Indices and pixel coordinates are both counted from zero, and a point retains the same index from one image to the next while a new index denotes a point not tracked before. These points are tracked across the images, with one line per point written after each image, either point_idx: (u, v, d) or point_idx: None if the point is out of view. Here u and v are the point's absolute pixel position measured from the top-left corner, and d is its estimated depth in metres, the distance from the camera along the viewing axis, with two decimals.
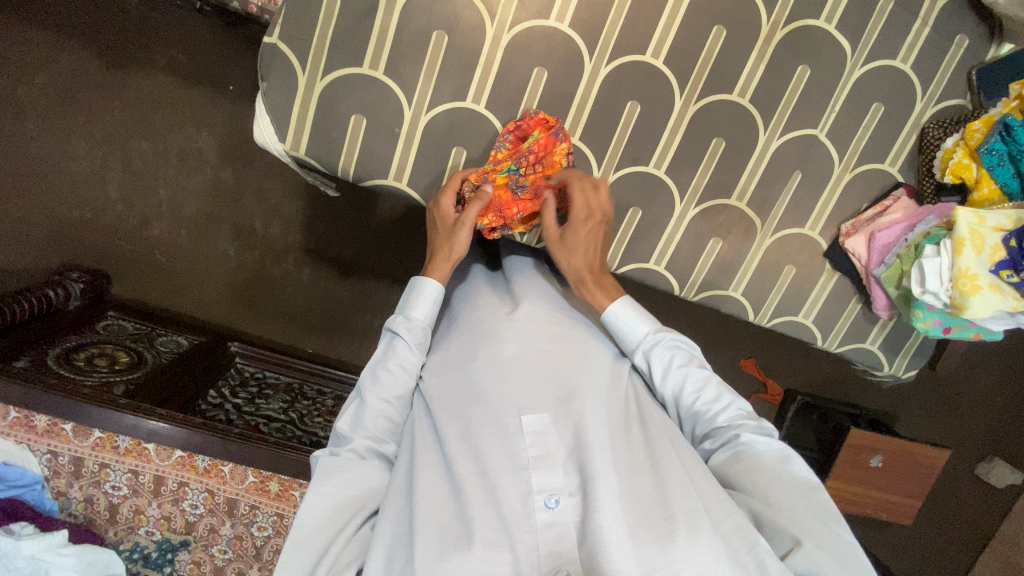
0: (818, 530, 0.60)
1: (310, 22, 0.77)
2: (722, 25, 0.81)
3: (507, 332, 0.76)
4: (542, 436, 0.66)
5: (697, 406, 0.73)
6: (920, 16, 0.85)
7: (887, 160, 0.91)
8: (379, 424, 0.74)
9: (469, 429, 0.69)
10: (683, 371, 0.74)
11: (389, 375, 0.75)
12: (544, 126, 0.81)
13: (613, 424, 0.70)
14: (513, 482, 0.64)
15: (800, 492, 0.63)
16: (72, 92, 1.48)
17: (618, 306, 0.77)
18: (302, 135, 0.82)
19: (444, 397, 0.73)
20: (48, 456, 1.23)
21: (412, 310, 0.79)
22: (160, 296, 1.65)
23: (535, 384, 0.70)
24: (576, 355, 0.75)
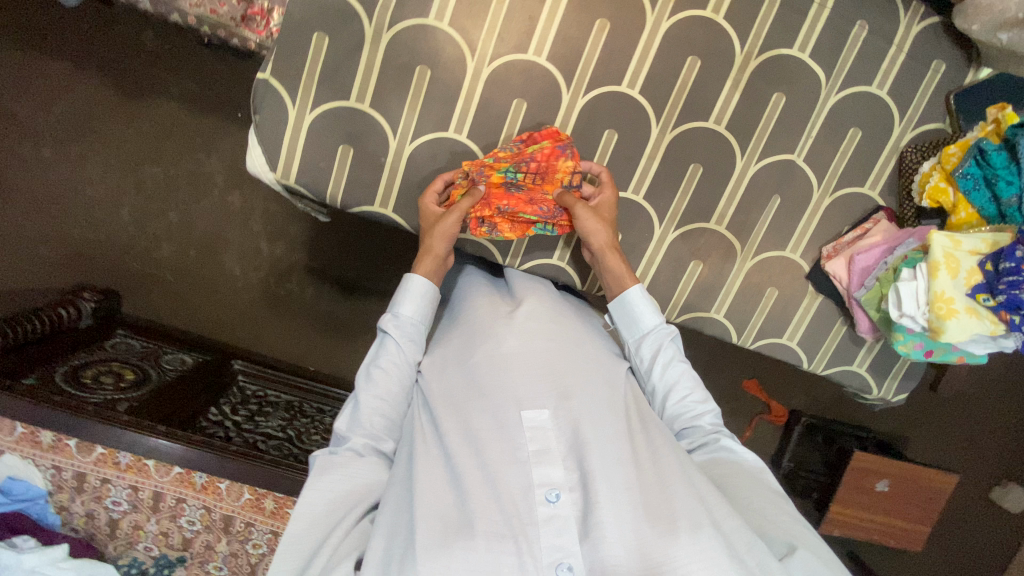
0: (799, 529, 0.71)
1: (299, 58, 0.80)
2: (696, 55, 0.84)
3: (505, 329, 0.81)
4: (542, 431, 0.71)
5: (688, 402, 0.82)
6: (894, 43, 0.86)
7: (866, 184, 0.92)
8: (376, 419, 0.80)
9: (468, 426, 0.73)
10: (683, 368, 0.83)
11: (382, 373, 0.81)
12: (553, 139, 0.83)
13: (606, 420, 0.74)
14: (514, 475, 0.69)
15: (772, 499, 0.74)
16: (89, 120, 1.56)
17: (637, 291, 0.85)
18: (291, 164, 0.85)
19: (446, 399, 0.78)
20: (52, 471, 1.27)
21: (401, 308, 0.84)
22: (168, 314, 1.72)
23: (531, 381, 0.75)
24: (569, 355, 0.80)
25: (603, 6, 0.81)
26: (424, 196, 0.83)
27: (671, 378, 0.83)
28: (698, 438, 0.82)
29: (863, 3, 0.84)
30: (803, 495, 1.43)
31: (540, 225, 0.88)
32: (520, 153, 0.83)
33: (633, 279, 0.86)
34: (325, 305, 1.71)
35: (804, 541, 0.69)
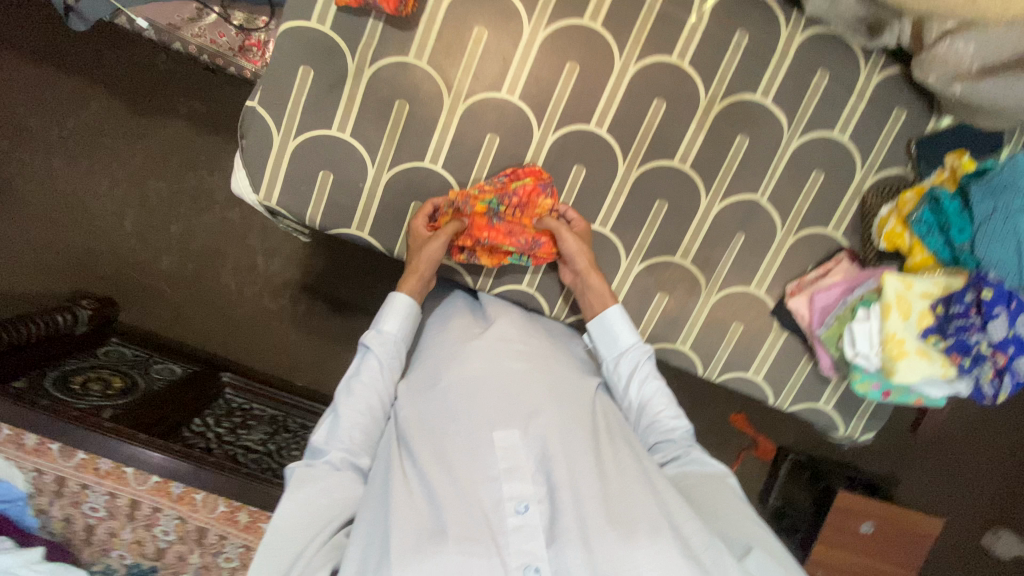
0: (761, 535, 0.74)
1: (285, 89, 0.85)
2: (662, 98, 0.88)
3: (475, 351, 0.85)
4: (513, 450, 0.73)
5: (661, 417, 0.85)
6: (855, 92, 0.90)
7: (829, 225, 0.94)
8: (354, 432, 0.81)
9: (440, 443, 0.76)
10: (656, 383, 0.87)
11: (362, 388, 0.83)
12: (535, 177, 0.88)
13: (575, 438, 0.75)
14: (487, 488, 0.71)
15: (735, 503, 0.77)
16: (98, 135, 1.65)
17: (613, 314, 0.89)
18: (273, 187, 0.89)
19: (419, 416, 0.81)
20: (33, 473, 1.28)
21: (384, 326, 0.89)
22: (162, 324, 1.78)
23: (501, 399, 0.78)
24: (540, 374, 0.83)
25: (573, 51, 0.86)
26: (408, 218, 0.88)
27: (645, 394, 0.87)
28: (670, 451, 0.84)
29: (824, 54, 0.88)
30: (788, 534, 1.39)
31: (516, 255, 0.93)
32: (504, 187, 0.88)
33: (611, 300, 0.90)
34: (315, 322, 1.76)
35: (765, 547, 0.71)
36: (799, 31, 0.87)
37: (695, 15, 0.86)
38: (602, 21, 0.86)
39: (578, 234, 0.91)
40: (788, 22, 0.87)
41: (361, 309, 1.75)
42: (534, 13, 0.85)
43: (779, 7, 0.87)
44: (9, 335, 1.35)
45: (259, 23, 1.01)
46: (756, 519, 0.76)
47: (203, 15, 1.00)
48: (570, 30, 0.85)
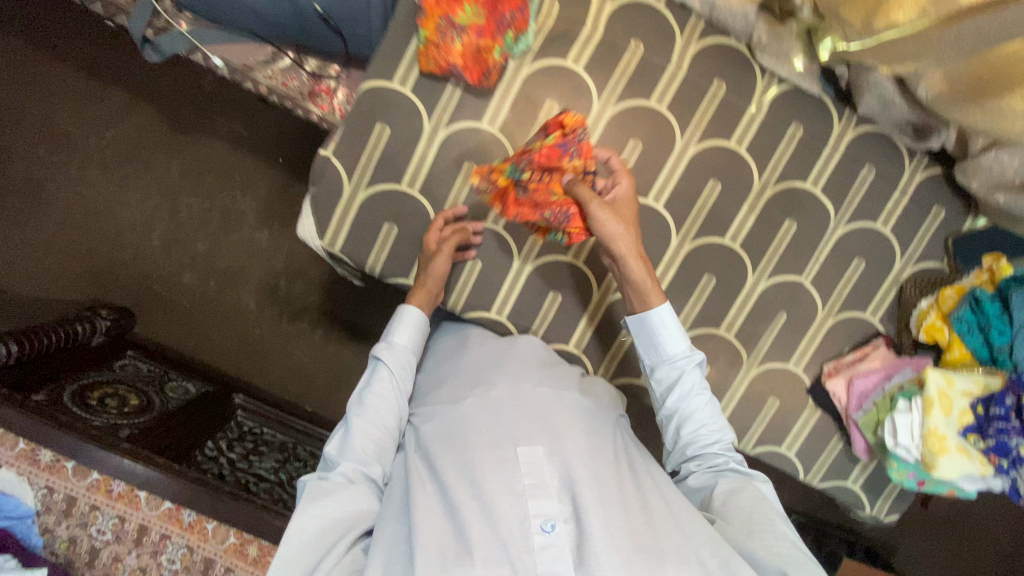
0: (800, 554, 0.70)
1: (360, 144, 0.88)
2: (717, 179, 0.92)
3: (498, 375, 0.87)
4: (537, 468, 0.74)
5: (701, 430, 0.85)
6: (899, 187, 0.95)
7: (868, 310, 0.98)
8: (366, 446, 0.81)
9: (464, 458, 0.76)
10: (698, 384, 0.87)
11: (374, 400, 0.84)
12: (560, 131, 0.81)
13: (597, 463, 0.76)
14: (512, 504, 0.71)
15: (769, 522, 0.74)
16: (136, 148, 1.71)
17: (659, 318, 0.85)
18: (338, 234, 0.91)
19: (438, 434, 0.82)
20: (44, 490, 1.26)
21: (394, 336, 0.90)
22: (176, 339, 1.76)
23: (524, 421, 0.80)
24: (560, 399, 0.85)
25: (637, 128, 0.90)
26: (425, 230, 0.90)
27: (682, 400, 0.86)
28: (707, 461, 0.84)
29: (873, 151, 0.93)
30: None
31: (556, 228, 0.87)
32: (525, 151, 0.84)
33: (659, 299, 0.86)
34: (331, 347, 1.79)
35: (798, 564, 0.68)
36: (851, 127, 0.92)
37: (755, 105, 0.91)
38: (667, 103, 0.90)
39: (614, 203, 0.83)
40: (841, 118, 0.92)
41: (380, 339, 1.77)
42: (604, 91, 0.89)
43: (833, 104, 0.92)
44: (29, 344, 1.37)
45: (331, 72, 1.03)
46: (791, 533, 0.74)
47: (278, 58, 1.03)
48: (636, 110, 0.90)
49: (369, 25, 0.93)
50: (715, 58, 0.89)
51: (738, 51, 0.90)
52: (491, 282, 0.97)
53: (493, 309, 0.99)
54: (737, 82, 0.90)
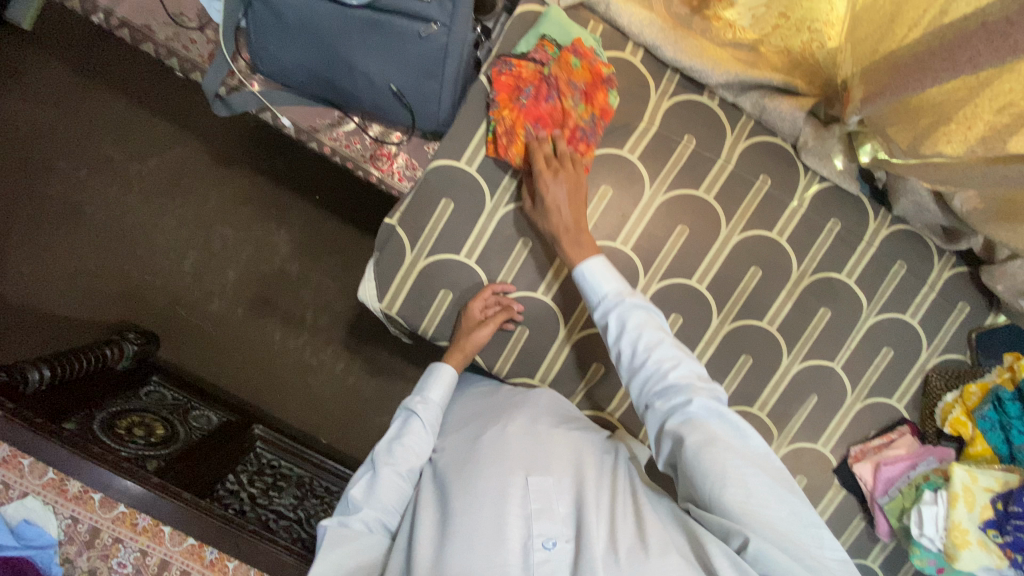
0: (775, 510, 0.71)
1: (424, 216, 0.95)
2: (758, 266, 0.97)
3: (516, 411, 0.92)
4: (545, 494, 0.80)
5: (653, 366, 0.81)
6: (928, 282, 1.00)
7: (893, 397, 1.02)
8: (391, 495, 0.89)
9: (472, 483, 0.82)
10: (644, 324, 0.83)
11: (403, 449, 0.92)
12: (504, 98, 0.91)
13: (597, 491, 0.82)
14: (519, 525, 0.77)
15: (738, 467, 0.72)
16: (177, 177, 1.74)
17: (591, 265, 0.86)
18: (397, 298, 0.97)
19: (452, 466, 0.88)
20: (68, 521, 1.13)
21: (429, 392, 0.99)
22: (197, 365, 1.75)
23: (536, 453, 0.85)
24: (573, 439, 0.90)
25: (685, 215, 0.96)
26: (464, 307, 0.94)
27: (632, 344, 0.82)
28: (668, 397, 0.78)
29: (905, 247, 0.99)
30: None
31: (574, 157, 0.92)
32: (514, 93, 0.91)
33: (592, 253, 0.87)
34: (351, 381, 1.80)
35: (763, 521, 0.70)
36: (885, 225, 0.98)
37: (797, 200, 0.96)
38: (715, 194, 0.95)
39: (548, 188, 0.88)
40: (876, 217, 0.98)
41: (400, 376, 1.78)
42: (656, 179, 0.95)
43: (869, 202, 0.97)
44: (58, 370, 1.37)
45: (392, 138, 1.08)
46: (767, 484, 0.72)
47: (343, 122, 1.08)
48: (684, 198, 0.95)
49: (438, 105, 0.97)
50: (761, 155, 0.96)
51: (783, 149, 0.96)
52: (536, 350, 1.00)
53: (536, 376, 1.01)
54: (781, 178, 0.96)
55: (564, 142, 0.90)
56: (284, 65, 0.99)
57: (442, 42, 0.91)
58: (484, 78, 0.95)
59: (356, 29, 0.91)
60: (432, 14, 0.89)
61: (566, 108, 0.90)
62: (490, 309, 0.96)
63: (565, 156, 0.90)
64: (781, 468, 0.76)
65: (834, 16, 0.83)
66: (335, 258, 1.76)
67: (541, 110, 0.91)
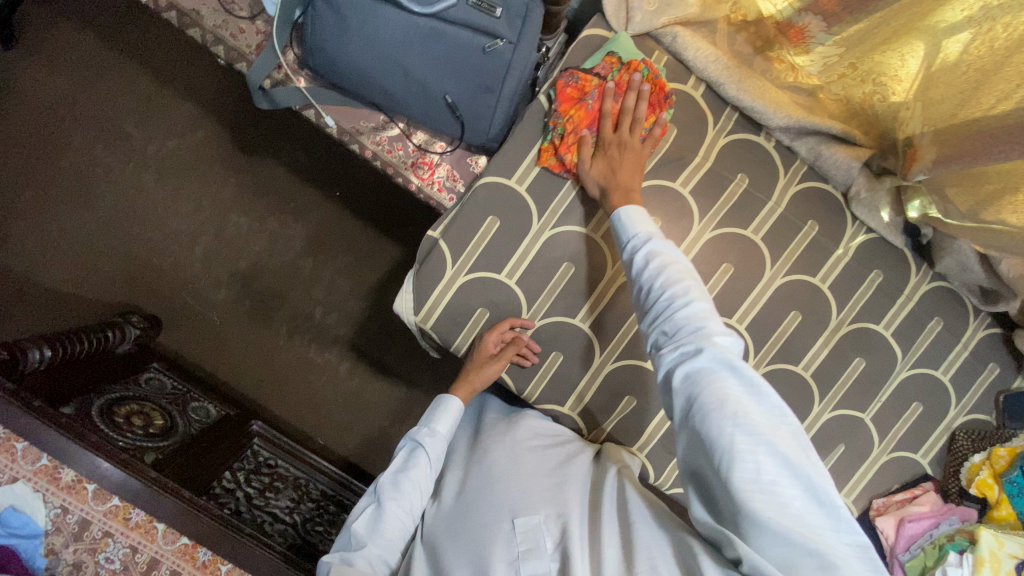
0: (780, 484, 0.61)
1: (468, 233, 0.94)
2: (798, 311, 0.97)
3: (502, 444, 0.93)
4: (533, 533, 0.81)
5: (669, 307, 0.73)
6: (962, 340, 1.00)
7: (919, 452, 1.01)
8: (394, 532, 0.87)
9: (460, 529, 0.84)
10: (667, 264, 0.76)
11: (408, 483, 0.90)
12: (564, 100, 0.90)
13: (591, 531, 0.82)
14: (505, 568, 0.77)
15: (742, 426, 0.62)
16: (196, 160, 1.70)
17: (627, 210, 0.83)
18: (433, 312, 0.95)
19: (445, 509, 0.89)
20: (57, 510, 1.06)
21: (436, 424, 0.97)
22: (199, 354, 1.71)
23: (524, 489, 0.86)
24: (568, 471, 0.90)
25: (730, 253, 0.95)
26: (476, 338, 0.94)
27: (650, 279, 0.76)
28: (678, 341, 0.71)
29: (942, 303, 0.99)
30: None
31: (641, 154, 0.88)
32: (574, 96, 0.90)
33: (627, 212, 0.83)
34: (353, 384, 1.75)
35: (764, 502, 0.60)
36: (926, 280, 0.98)
37: (842, 248, 0.96)
38: (762, 235, 0.95)
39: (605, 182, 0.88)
40: (918, 271, 0.98)
41: (405, 382, 1.74)
42: (705, 215, 0.94)
43: (911, 256, 0.97)
44: (61, 350, 1.32)
45: (436, 147, 1.06)
46: (776, 454, 0.61)
47: (388, 127, 1.06)
48: (731, 236, 0.95)
49: (491, 120, 0.96)
50: (811, 201, 0.96)
51: (833, 197, 0.96)
52: (568, 377, 0.98)
53: (565, 404, 0.99)
54: (828, 225, 0.96)
55: (630, 137, 0.88)
56: (335, 64, 0.95)
57: (507, 58, 0.91)
58: (542, 96, 0.94)
59: (419, 39, 0.90)
60: (500, 31, 0.89)
61: (627, 109, 0.88)
62: (500, 343, 0.96)
63: (632, 153, 0.87)
64: (805, 438, 0.64)
65: (903, 74, 0.77)
66: (350, 257, 1.72)
67: (599, 119, 0.89)
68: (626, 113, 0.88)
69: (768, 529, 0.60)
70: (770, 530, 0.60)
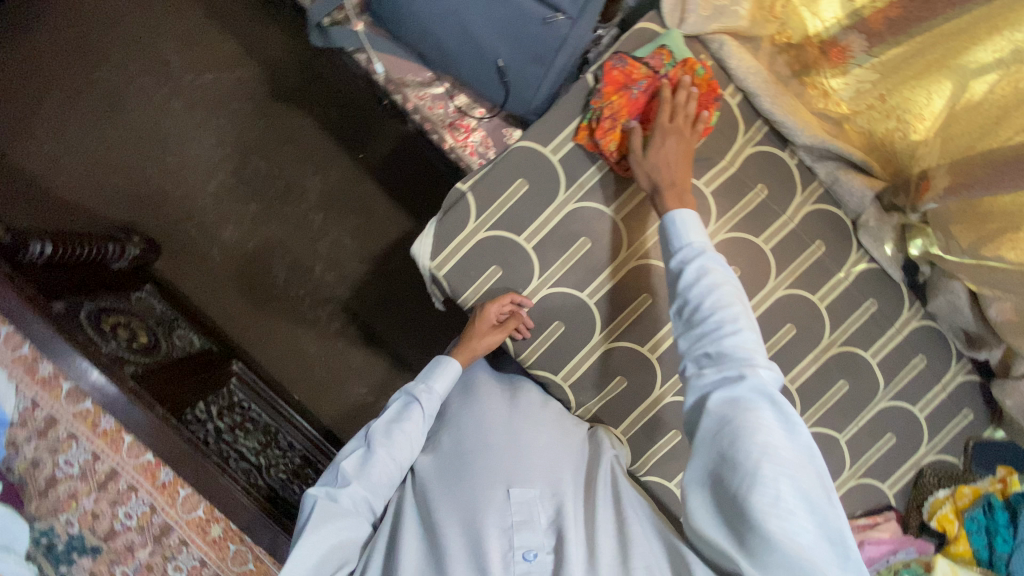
0: (797, 518, 0.63)
1: (496, 191, 0.97)
2: (792, 324, 1.01)
3: (504, 418, 0.96)
4: (527, 505, 0.84)
5: (716, 330, 0.75)
6: (941, 381, 1.04)
7: (885, 481, 1.05)
8: (380, 478, 0.88)
9: (456, 494, 0.86)
10: (721, 287, 0.78)
11: (401, 434, 0.91)
12: (613, 85, 0.93)
13: (583, 512, 0.87)
14: (501, 538, 0.80)
15: (772, 459, 0.65)
16: (227, 97, 1.71)
17: (683, 214, 0.85)
18: (449, 261, 0.97)
19: (439, 470, 0.91)
20: (27, 403, 1.04)
21: (435, 383, 0.97)
22: (192, 285, 1.70)
23: (523, 463, 0.89)
24: (564, 451, 0.94)
25: (738, 257, 0.99)
26: (477, 310, 0.96)
27: (700, 299, 0.78)
28: (719, 363, 0.74)
29: (928, 343, 1.03)
30: None
31: (688, 141, 0.91)
32: (624, 82, 0.93)
33: (677, 211, 0.85)
34: (340, 344, 1.74)
35: (782, 530, 0.62)
36: (916, 317, 1.03)
37: (844, 272, 1.01)
38: (771, 245, 0.99)
39: (652, 165, 0.90)
40: (910, 307, 1.03)
41: (392, 351, 1.72)
42: (721, 217, 0.98)
43: (906, 292, 1.02)
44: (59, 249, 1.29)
45: (476, 112, 1.10)
46: (798, 488, 0.65)
47: (433, 85, 1.10)
48: (742, 241, 0.99)
49: (536, 91, 1.01)
50: (821, 222, 1.00)
51: (842, 222, 1.01)
52: (565, 349, 1.00)
53: (558, 374, 1.01)
54: (834, 248, 1.01)
55: (678, 124, 0.91)
56: (398, 12, 0.99)
57: (564, 32, 0.95)
58: (590, 76, 0.98)
59: None
60: (562, 4, 0.93)
61: (676, 97, 0.91)
62: (500, 316, 0.98)
63: (679, 139, 0.90)
64: (825, 477, 0.68)
65: (928, 111, 0.83)
66: (361, 219, 1.72)
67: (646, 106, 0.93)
68: (676, 103, 0.90)
69: (779, 556, 0.62)
70: (780, 559, 0.62)
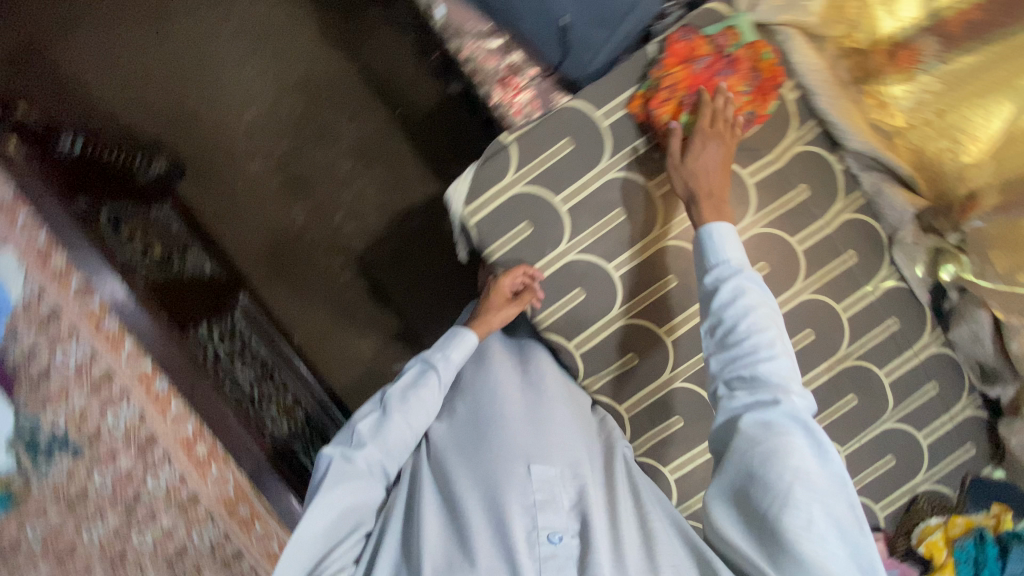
0: (830, 543, 0.67)
1: (540, 149, 0.97)
2: (811, 329, 1.00)
3: (523, 396, 0.98)
4: (548, 485, 0.89)
5: (751, 354, 0.79)
6: (949, 412, 1.03)
7: (877, 502, 1.04)
8: (397, 442, 0.90)
9: (480, 472, 0.90)
10: (756, 310, 0.81)
11: (416, 400, 0.93)
12: (677, 58, 0.94)
13: (603, 496, 0.92)
14: (526, 520, 0.85)
15: (804, 485, 0.69)
16: (274, 30, 1.69)
17: (718, 226, 0.86)
18: (481, 210, 0.97)
19: (459, 442, 0.95)
20: (36, 290, 1.09)
21: (451, 352, 0.98)
22: (211, 212, 1.68)
23: (544, 445, 0.93)
24: (581, 434, 0.98)
25: (769, 254, 0.98)
26: (493, 283, 0.98)
27: (735, 321, 0.81)
28: (753, 387, 0.78)
29: (942, 371, 1.02)
30: None
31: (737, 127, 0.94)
32: (688, 57, 0.94)
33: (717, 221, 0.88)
34: (347, 295, 1.70)
35: (816, 554, 0.66)
36: (936, 343, 1.02)
37: (871, 286, 1.00)
38: (804, 246, 0.99)
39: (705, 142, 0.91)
40: (931, 332, 1.02)
41: (398, 310, 1.69)
42: (759, 210, 0.98)
43: (929, 316, 1.02)
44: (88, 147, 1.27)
45: (528, 72, 1.04)
46: (830, 514, 0.68)
47: (490, 37, 1.04)
48: (775, 239, 0.98)
49: (594, 56, 1.02)
50: (857, 233, 1.00)
51: (879, 236, 1.00)
52: (582, 318, 0.99)
53: (571, 341, 1.00)
54: (866, 260, 1.00)
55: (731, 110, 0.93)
56: None
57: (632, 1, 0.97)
58: (651, 47, 0.97)
59: None
60: None
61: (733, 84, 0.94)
62: (515, 290, 1.00)
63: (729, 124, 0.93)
64: (857, 503, 0.71)
65: (983, 133, 0.82)
66: (387, 173, 1.68)
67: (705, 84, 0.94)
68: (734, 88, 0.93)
69: None
70: None
